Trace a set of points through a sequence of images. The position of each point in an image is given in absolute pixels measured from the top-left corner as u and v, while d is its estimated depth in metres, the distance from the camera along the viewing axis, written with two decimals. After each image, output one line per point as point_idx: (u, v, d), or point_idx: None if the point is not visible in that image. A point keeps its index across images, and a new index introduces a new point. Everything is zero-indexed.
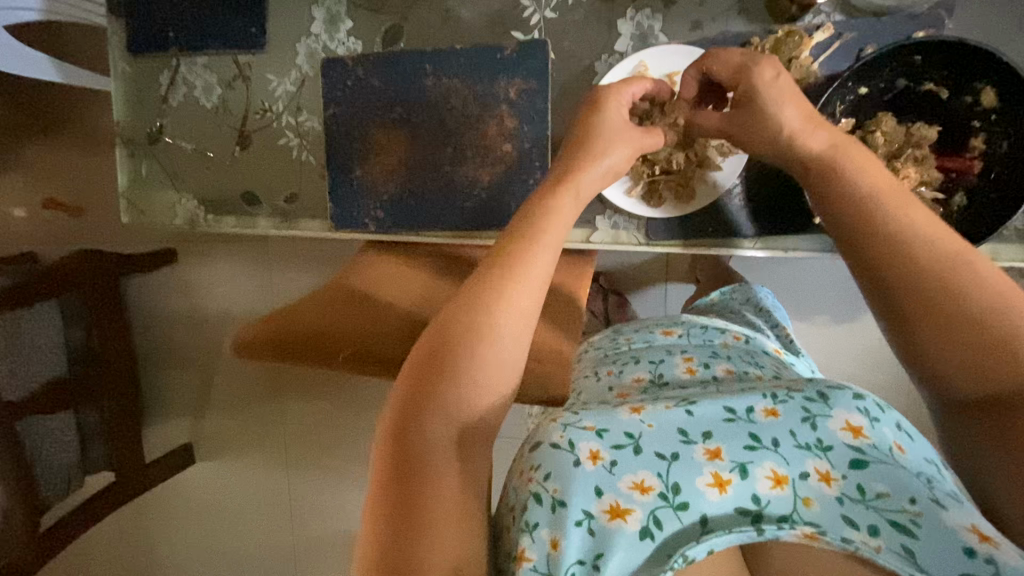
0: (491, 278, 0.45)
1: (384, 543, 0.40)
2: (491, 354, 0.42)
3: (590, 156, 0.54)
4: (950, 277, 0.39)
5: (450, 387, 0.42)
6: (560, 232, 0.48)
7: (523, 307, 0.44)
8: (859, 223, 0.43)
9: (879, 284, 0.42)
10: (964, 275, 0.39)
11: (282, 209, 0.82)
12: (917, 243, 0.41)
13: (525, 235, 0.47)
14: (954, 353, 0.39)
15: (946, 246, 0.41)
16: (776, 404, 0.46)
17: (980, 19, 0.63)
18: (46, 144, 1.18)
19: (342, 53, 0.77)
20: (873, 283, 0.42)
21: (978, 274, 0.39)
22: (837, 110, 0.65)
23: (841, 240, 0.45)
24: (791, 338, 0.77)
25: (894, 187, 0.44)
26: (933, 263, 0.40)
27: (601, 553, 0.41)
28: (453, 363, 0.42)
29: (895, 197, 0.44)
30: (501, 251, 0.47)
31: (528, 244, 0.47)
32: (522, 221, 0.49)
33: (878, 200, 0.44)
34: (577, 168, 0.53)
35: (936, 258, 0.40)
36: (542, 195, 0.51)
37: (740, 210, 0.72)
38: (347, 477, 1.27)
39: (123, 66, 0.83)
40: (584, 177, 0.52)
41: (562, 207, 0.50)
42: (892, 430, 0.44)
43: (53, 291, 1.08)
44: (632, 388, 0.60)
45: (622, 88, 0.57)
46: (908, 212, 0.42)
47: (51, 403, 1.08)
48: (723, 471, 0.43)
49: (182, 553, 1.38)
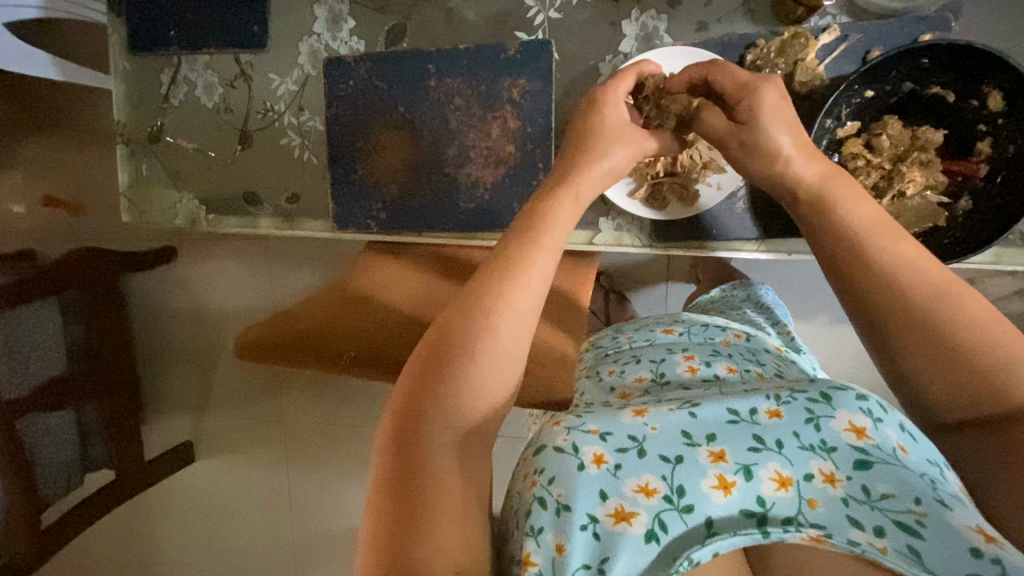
0: (491, 281, 0.45)
1: (386, 546, 0.39)
2: (495, 358, 0.42)
3: (592, 162, 0.55)
4: (948, 307, 0.40)
5: (450, 389, 0.42)
6: (561, 236, 0.49)
7: (521, 306, 0.44)
8: (853, 251, 0.44)
9: (871, 313, 0.42)
10: (959, 307, 0.40)
11: (283, 209, 0.82)
12: (905, 272, 0.42)
13: (527, 239, 0.47)
14: (943, 380, 0.39)
15: (938, 278, 0.41)
16: (780, 405, 0.46)
17: (988, 21, 0.62)
18: (47, 142, 1.18)
19: (344, 53, 0.76)
20: (866, 311, 0.43)
21: (971, 307, 0.39)
22: (842, 112, 0.65)
23: (835, 265, 0.45)
24: (792, 335, 0.77)
25: (880, 217, 0.45)
26: (919, 291, 0.41)
27: (607, 557, 0.40)
28: (456, 364, 0.42)
29: (883, 226, 0.44)
30: (502, 254, 0.47)
31: (529, 245, 0.47)
32: (524, 224, 0.49)
33: (870, 228, 0.44)
34: (575, 172, 0.54)
35: (932, 290, 0.40)
36: (542, 199, 0.51)
37: (743, 213, 0.71)
38: (348, 475, 1.27)
39: (122, 65, 0.83)
40: (582, 179, 0.53)
41: (559, 207, 0.50)
42: (895, 432, 0.43)
43: (52, 290, 1.09)
44: (634, 389, 0.60)
45: (618, 86, 0.58)
46: (897, 245, 0.43)
47: (49, 402, 1.10)
48: (728, 474, 0.43)
49: (181, 552, 1.38)
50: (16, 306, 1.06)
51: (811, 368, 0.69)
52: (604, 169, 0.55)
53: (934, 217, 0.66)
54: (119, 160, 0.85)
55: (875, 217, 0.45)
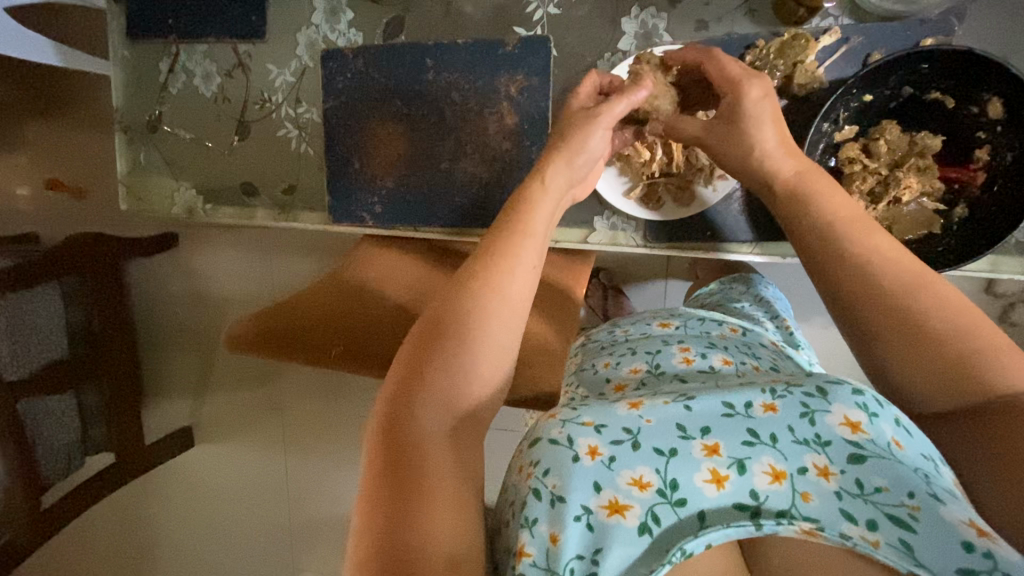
0: (473, 267, 0.46)
1: (379, 542, 0.37)
2: (486, 340, 0.43)
3: (580, 155, 0.55)
4: (912, 301, 0.40)
5: (439, 372, 0.42)
6: (547, 228, 0.50)
7: (508, 292, 0.44)
8: (830, 248, 0.45)
9: (849, 313, 0.42)
10: (925, 297, 0.40)
11: (280, 200, 0.82)
12: (884, 260, 0.42)
13: (507, 228, 0.48)
14: (925, 371, 0.39)
15: (910, 273, 0.41)
16: (775, 399, 0.44)
17: (993, 27, 0.61)
18: (45, 127, 1.17)
19: (341, 45, 0.76)
20: (845, 312, 0.43)
21: (939, 295, 0.40)
22: (840, 116, 0.65)
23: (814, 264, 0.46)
24: (791, 330, 0.76)
25: (860, 216, 0.45)
26: (889, 282, 0.41)
27: (600, 548, 0.39)
28: (443, 347, 0.42)
29: (866, 222, 0.45)
30: (486, 244, 0.47)
31: (515, 235, 0.48)
32: (505, 215, 0.50)
33: (844, 230, 0.44)
34: (550, 158, 0.55)
35: (902, 283, 0.41)
36: (523, 190, 0.52)
37: (739, 214, 0.71)
38: (346, 461, 1.27)
39: (122, 52, 0.83)
40: (553, 166, 0.54)
41: (539, 202, 0.51)
42: (891, 426, 0.41)
43: (52, 274, 1.11)
44: (630, 380, 0.59)
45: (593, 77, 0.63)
46: (872, 238, 0.43)
47: (53, 384, 1.12)
48: (721, 467, 0.41)
49: (177, 533, 1.39)
50: (18, 290, 1.07)
51: (809, 363, 0.69)
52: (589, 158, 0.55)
53: (930, 224, 0.65)
54: (118, 148, 0.85)
55: (852, 215, 0.45)
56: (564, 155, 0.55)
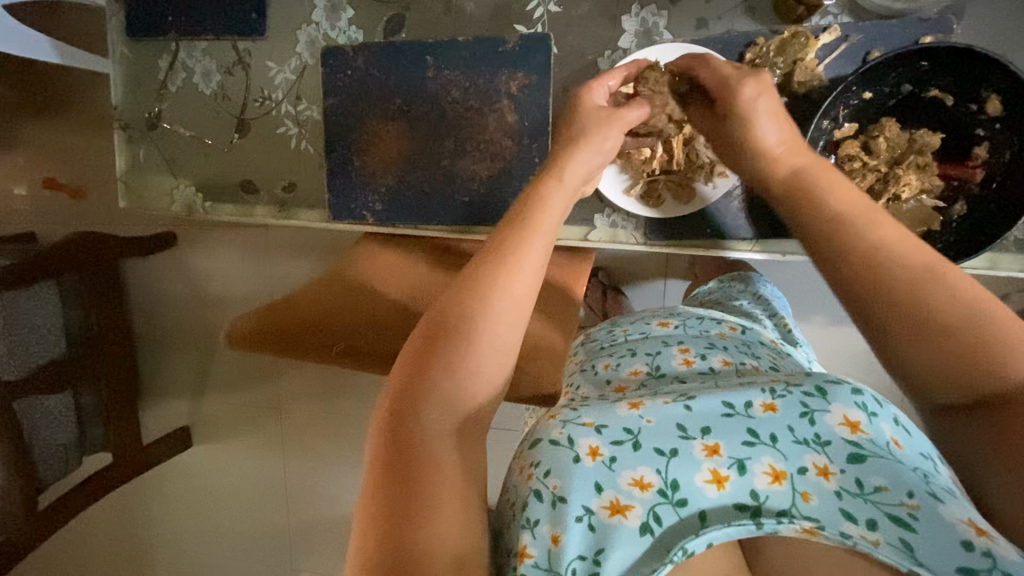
0: (485, 265, 0.45)
1: (383, 543, 0.37)
2: (492, 340, 0.43)
3: (590, 145, 0.55)
4: (921, 284, 0.36)
5: (446, 372, 0.42)
6: (554, 222, 0.49)
7: (518, 294, 0.44)
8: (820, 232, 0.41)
9: (848, 301, 0.38)
10: (933, 281, 0.36)
11: (279, 199, 0.82)
12: (886, 242, 0.38)
13: (517, 224, 0.48)
14: (938, 365, 0.34)
15: (912, 252, 0.37)
16: (775, 399, 0.44)
17: (992, 24, 0.62)
18: (45, 124, 1.17)
19: (342, 43, 0.76)
20: (843, 299, 0.38)
21: (949, 279, 0.36)
22: (840, 114, 0.65)
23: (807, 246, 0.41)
24: (790, 327, 0.76)
25: None
26: (898, 264, 0.36)
27: (602, 548, 0.39)
28: (451, 348, 0.42)
29: None
30: (496, 242, 0.47)
31: (525, 233, 0.47)
32: (517, 211, 0.50)
33: None
34: (563, 155, 0.54)
35: (909, 265, 0.36)
36: (535, 185, 0.52)
37: (738, 212, 0.71)
38: (345, 462, 1.26)
39: (121, 49, 0.83)
40: (571, 161, 0.53)
41: (552, 197, 0.50)
42: (890, 426, 0.42)
43: (52, 273, 1.07)
44: (630, 382, 0.59)
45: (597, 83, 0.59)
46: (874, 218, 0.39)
47: (51, 384, 1.09)
48: (721, 468, 0.41)
49: (175, 534, 1.39)
50: (17, 288, 1.03)
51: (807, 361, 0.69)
52: (600, 150, 0.55)
53: (929, 221, 0.65)
54: (116, 145, 0.85)
55: None
56: (582, 150, 0.54)
